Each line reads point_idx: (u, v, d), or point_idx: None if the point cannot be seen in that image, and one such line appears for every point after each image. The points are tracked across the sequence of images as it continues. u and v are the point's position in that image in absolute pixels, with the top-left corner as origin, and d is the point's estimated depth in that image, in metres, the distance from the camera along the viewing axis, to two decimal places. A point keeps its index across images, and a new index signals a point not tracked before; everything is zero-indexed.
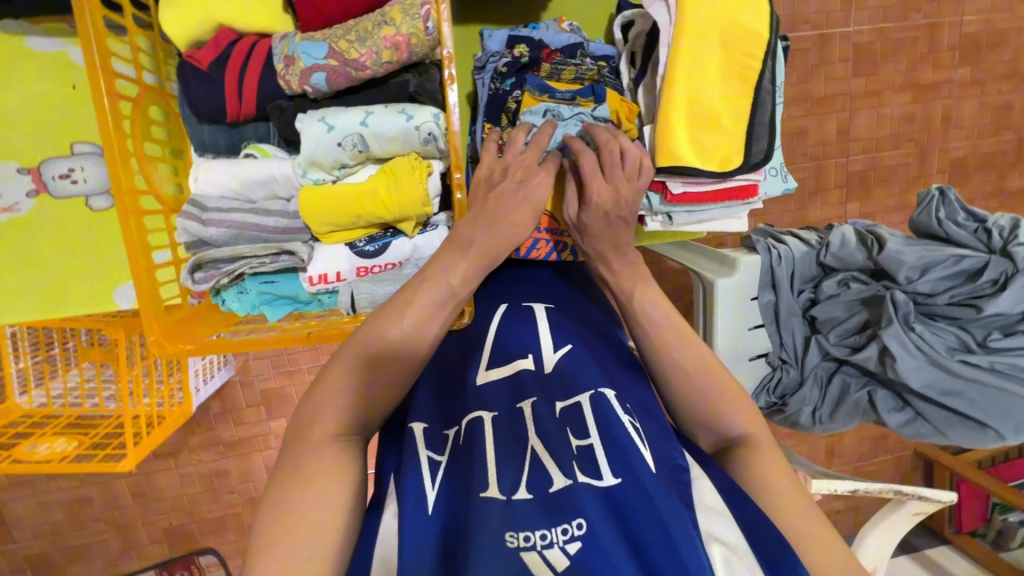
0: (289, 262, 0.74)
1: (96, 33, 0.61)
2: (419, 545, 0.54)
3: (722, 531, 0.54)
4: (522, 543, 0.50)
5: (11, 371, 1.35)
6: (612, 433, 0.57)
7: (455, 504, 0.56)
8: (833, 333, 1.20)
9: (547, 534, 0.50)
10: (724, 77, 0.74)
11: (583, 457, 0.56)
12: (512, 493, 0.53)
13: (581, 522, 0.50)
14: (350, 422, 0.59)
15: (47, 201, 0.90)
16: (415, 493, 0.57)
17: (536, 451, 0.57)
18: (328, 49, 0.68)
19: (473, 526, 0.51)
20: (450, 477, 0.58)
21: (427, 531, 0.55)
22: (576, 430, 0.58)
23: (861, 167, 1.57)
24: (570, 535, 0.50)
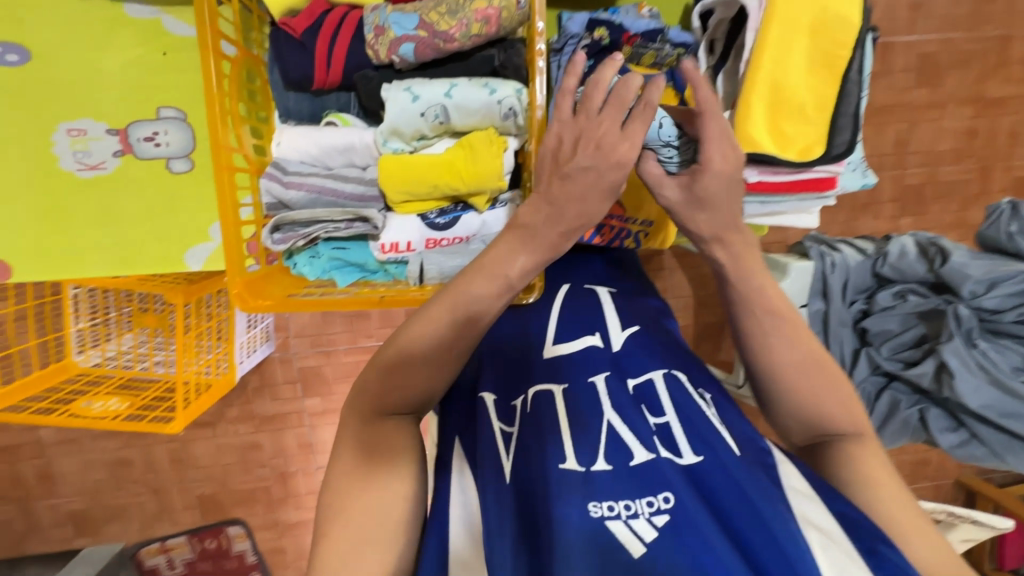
0: (363, 229, 0.75)
1: None
2: (500, 508, 0.54)
3: (813, 513, 0.52)
4: (606, 513, 0.50)
5: (72, 330, 1.45)
6: (686, 415, 0.60)
7: (535, 471, 0.55)
8: (886, 347, 1.16)
9: (631, 504, 0.51)
10: (810, 66, 0.73)
11: (662, 434, 0.58)
12: (591, 464, 0.55)
13: (668, 495, 0.51)
14: (432, 385, 0.60)
15: (132, 161, 0.94)
16: (493, 465, 0.57)
17: (612, 424, 0.58)
18: (419, 20, 0.69)
19: (555, 493, 0.52)
20: (523, 444, 0.58)
21: (506, 493, 0.55)
22: (652, 408, 0.61)
23: (920, 180, 1.52)
24: (657, 508, 0.50)
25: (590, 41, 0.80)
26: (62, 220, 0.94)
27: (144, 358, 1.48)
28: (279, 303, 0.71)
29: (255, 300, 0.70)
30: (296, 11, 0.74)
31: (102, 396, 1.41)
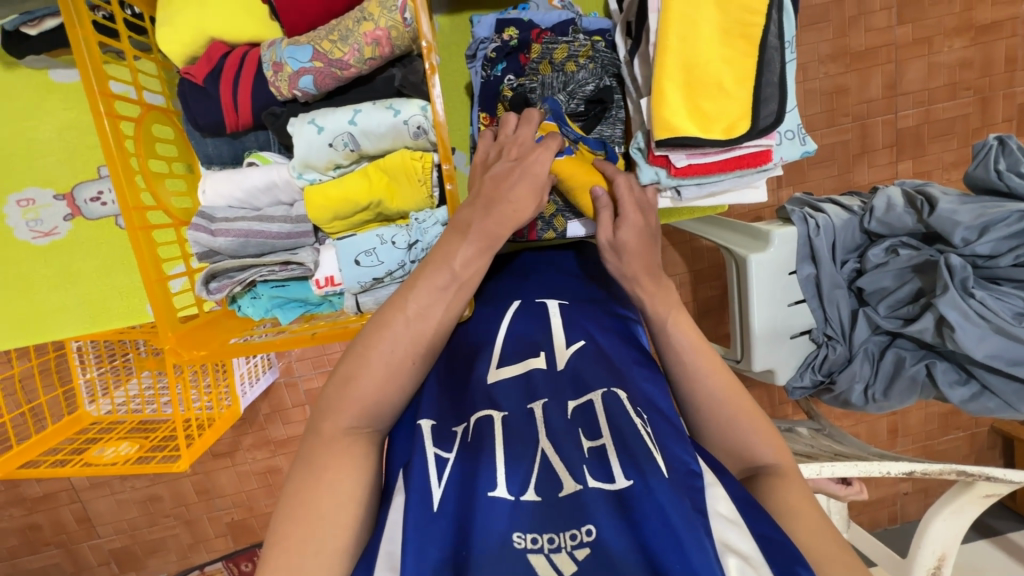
0: (299, 271, 0.76)
1: (93, 58, 0.63)
2: (422, 544, 0.51)
3: (734, 539, 0.50)
4: (529, 545, 0.48)
5: (80, 381, 1.48)
6: (624, 439, 0.55)
7: (463, 502, 0.53)
8: (883, 305, 1.12)
9: (554, 537, 0.49)
10: (724, 37, 0.70)
11: (594, 459, 0.54)
12: (520, 493, 0.52)
13: (589, 528, 0.48)
14: (366, 416, 0.60)
15: (82, 223, 0.96)
16: (420, 488, 0.55)
17: (546, 454, 0.55)
18: (313, 51, 0.69)
19: (477, 522, 0.50)
20: (459, 473, 0.56)
21: (434, 528, 0.52)
22: (589, 431, 0.57)
23: (912, 123, 1.44)
24: (578, 541, 0.48)
25: (499, 43, 0.79)
26: (23, 287, 0.97)
27: (150, 401, 1.52)
28: (213, 351, 0.72)
29: (190, 352, 0.71)
30: (198, 57, 0.74)
31: (114, 442, 1.43)
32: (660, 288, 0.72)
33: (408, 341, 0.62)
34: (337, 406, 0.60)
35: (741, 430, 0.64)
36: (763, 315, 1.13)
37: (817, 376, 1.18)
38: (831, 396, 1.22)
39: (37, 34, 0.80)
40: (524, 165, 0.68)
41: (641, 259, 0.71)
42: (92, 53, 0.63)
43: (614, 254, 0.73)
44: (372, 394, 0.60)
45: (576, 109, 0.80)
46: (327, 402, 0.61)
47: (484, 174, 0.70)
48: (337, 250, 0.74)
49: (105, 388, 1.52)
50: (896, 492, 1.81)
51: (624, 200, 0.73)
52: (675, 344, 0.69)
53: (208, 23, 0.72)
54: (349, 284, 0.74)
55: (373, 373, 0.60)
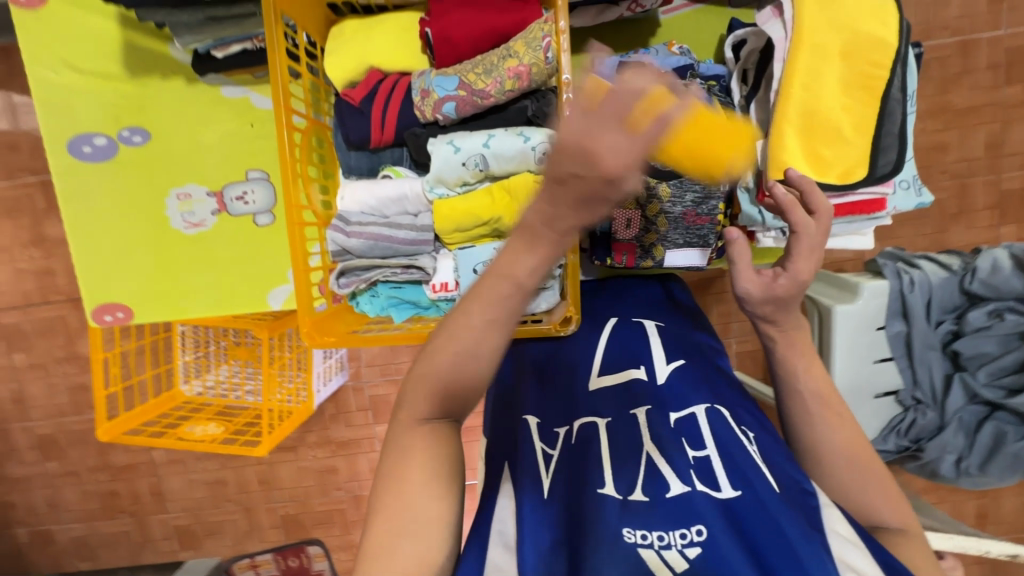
0: (418, 275, 0.85)
1: (284, 77, 0.75)
2: (539, 526, 0.54)
3: (856, 561, 0.49)
4: (639, 540, 0.49)
5: (181, 362, 1.61)
6: (732, 456, 0.56)
7: (573, 495, 0.55)
8: (983, 372, 1.08)
9: (664, 535, 0.49)
10: (845, 89, 0.72)
11: (701, 467, 0.55)
12: (627, 493, 0.53)
13: (700, 528, 0.49)
14: (449, 402, 0.51)
15: (225, 218, 1.10)
16: (532, 475, 0.59)
17: (651, 457, 0.57)
18: (459, 81, 0.77)
19: (590, 519, 0.51)
20: (564, 467, 0.59)
21: (547, 518, 0.55)
22: (692, 441, 0.58)
23: (1020, 185, 1.38)
24: (690, 540, 0.48)
25: None
26: (167, 270, 1.11)
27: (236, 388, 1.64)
28: (342, 339, 0.80)
29: (322, 338, 0.80)
30: (355, 82, 0.85)
31: (202, 421, 1.56)
32: (797, 330, 0.69)
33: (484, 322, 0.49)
34: (422, 394, 0.51)
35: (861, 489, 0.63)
36: (851, 367, 1.09)
37: (902, 442, 1.11)
38: (915, 464, 1.15)
39: (222, 56, 0.95)
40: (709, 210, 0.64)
41: (796, 308, 0.66)
42: (284, 73, 0.75)
43: (769, 300, 0.67)
44: (458, 377, 0.50)
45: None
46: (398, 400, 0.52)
47: None
48: (457, 259, 0.83)
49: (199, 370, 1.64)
50: None
51: (794, 247, 0.66)
52: (799, 388, 0.67)
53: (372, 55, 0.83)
54: (463, 291, 0.81)
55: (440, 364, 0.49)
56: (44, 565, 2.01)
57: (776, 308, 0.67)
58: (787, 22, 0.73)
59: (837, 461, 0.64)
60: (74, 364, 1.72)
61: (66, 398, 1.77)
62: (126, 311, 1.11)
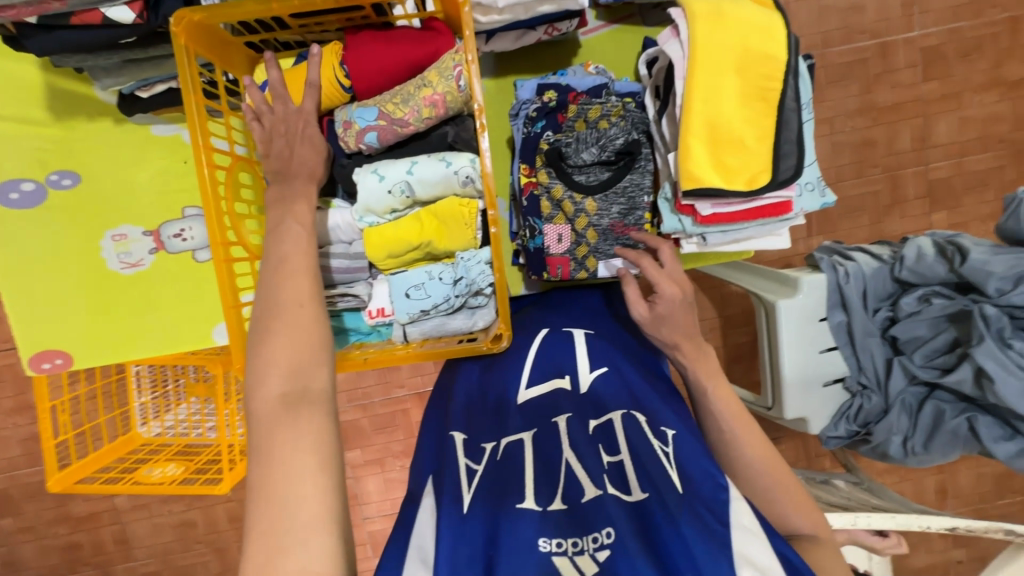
0: (353, 302, 0.85)
1: (200, 117, 0.76)
2: (456, 544, 0.55)
3: (756, 553, 0.52)
4: (554, 548, 0.53)
5: (136, 404, 1.56)
6: (642, 458, 0.60)
7: (490, 510, 0.57)
8: (918, 354, 1.12)
9: (577, 541, 0.53)
10: (744, 100, 0.77)
11: (613, 472, 0.59)
12: (547, 504, 0.57)
13: (609, 530, 0.53)
14: (292, 381, 0.58)
15: (163, 256, 1.09)
16: (452, 494, 0.60)
17: (570, 463, 0.59)
18: (378, 111, 0.79)
19: (505, 528, 0.55)
20: (488, 483, 0.60)
21: (469, 535, 0.56)
22: (608, 446, 0.61)
23: (948, 173, 1.47)
24: (600, 543, 0.52)
25: (540, 104, 0.88)
26: (107, 312, 1.09)
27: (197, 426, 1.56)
28: None
29: None
30: None
31: (161, 463, 1.50)
32: (703, 353, 0.78)
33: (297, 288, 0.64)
34: (264, 379, 0.58)
35: (776, 498, 0.68)
36: (795, 359, 1.14)
37: (852, 427, 1.17)
38: (868, 448, 1.21)
39: (148, 96, 0.95)
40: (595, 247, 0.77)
41: (680, 327, 0.78)
42: (201, 113, 0.76)
43: (659, 322, 0.79)
44: (290, 356, 0.60)
45: (606, 160, 0.86)
46: (251, 377, 0.59)
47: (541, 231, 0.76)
48: (391, 285, 0.83)
49: (157, 411, 1.58)
50: (948, 559, 1.70)
51: (657, 275, 0.80)
52: (713, 409, 0.74)
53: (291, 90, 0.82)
54: (399, 316, 0.82)
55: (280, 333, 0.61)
56: None
57: (664, 326, 0.78)
58: (683, 42, 0.79)
59: (755, 472, 0.70)
60: (24, 415, 1.66)
61: (20, 450, 1.70)
62: (66, 357, 1.09)
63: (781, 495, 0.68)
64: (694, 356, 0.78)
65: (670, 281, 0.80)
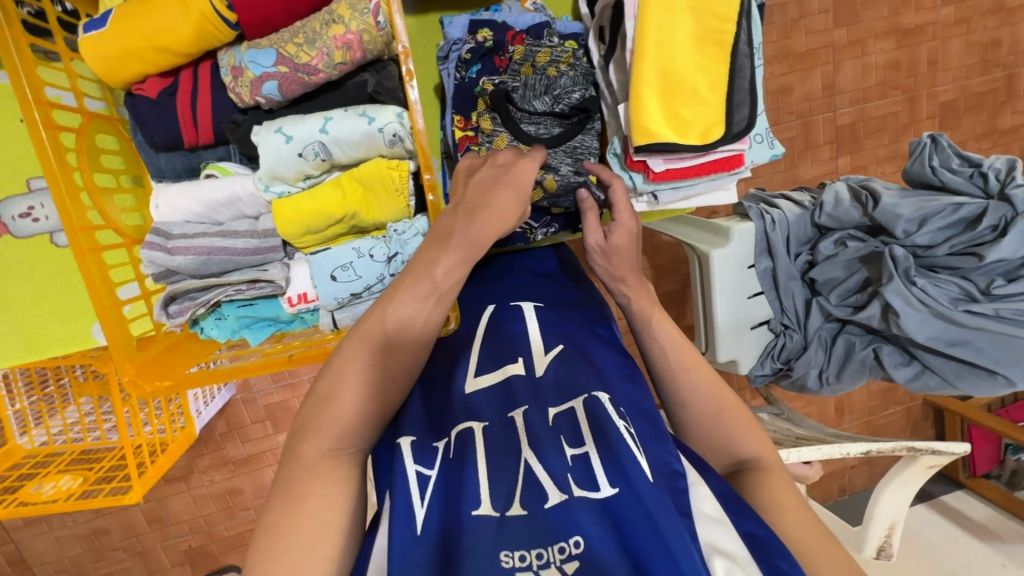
0: (268, 289, 0.72)
1: (25, 64, 0.57)
2: (407, 567, 0.48)
3: (720, 540, 0.51)
4: (518, 563, 0.47)
5: (8, 413, 1.23)
6: (609, 443, 0.54)
7: (448, 520, 0.51)
8: (834, 294, 1.15)
9: (542, 552, 0.47)
10: (697, 45, 0.71)
11: (578, 469, 0.52)
12: (505, 509, 0.50)
13: (577, 539, 0.47)
14: (348, 434, 0.56)
15: (9, 242, 0.87)
16: (403, 513, 0.51)
17: (530, 465, 0.53)
18: (277, 55, 0.64)
19: (466, 547, 0.48)
20: (443, 490, 0.53)
21: (419, 552, 0.49)
22: (571, 438, 0.55)
23: (851, 119, 1.51)
24: (567, 554, 0.47)
25: (473, 44, 0.77)
26: None
27: (93, 428, 1.30)
28: (178, 381, 0.67)
29: (151, 384, 0.66)
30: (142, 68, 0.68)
31: (53, 475, 1.24)
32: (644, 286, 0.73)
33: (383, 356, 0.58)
34: (318, 428, 0.55)
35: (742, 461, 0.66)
36: (727, 305, 1.14)
37: (776, 364, 1.22)
38: (789, 382, 1.25)
39: None
40: (508, 174, 0.66)
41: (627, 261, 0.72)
42: (24, 57, 0.57)
43: (607, 255, 0.74)
44: (351, 416, 0.55)
45: (560, 114, 0.78)
46: (302, 426, 0.55)
47: (466, 180, 0.67)
48: (311, 265, 0.71)
49: (40, 418, 1.28)
50: (845, 466, 1.90)
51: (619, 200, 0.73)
52: (658, 339, 0.70)
53: (148, 32, 0.63)
54: (325, 301, 0.71)
55: (353, 395, 0.56)
56: None
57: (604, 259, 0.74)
58: None
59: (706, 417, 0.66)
60: None
61: None
62: None
63: (732, 419, 0.66)
64: (638, 295, 0.72)
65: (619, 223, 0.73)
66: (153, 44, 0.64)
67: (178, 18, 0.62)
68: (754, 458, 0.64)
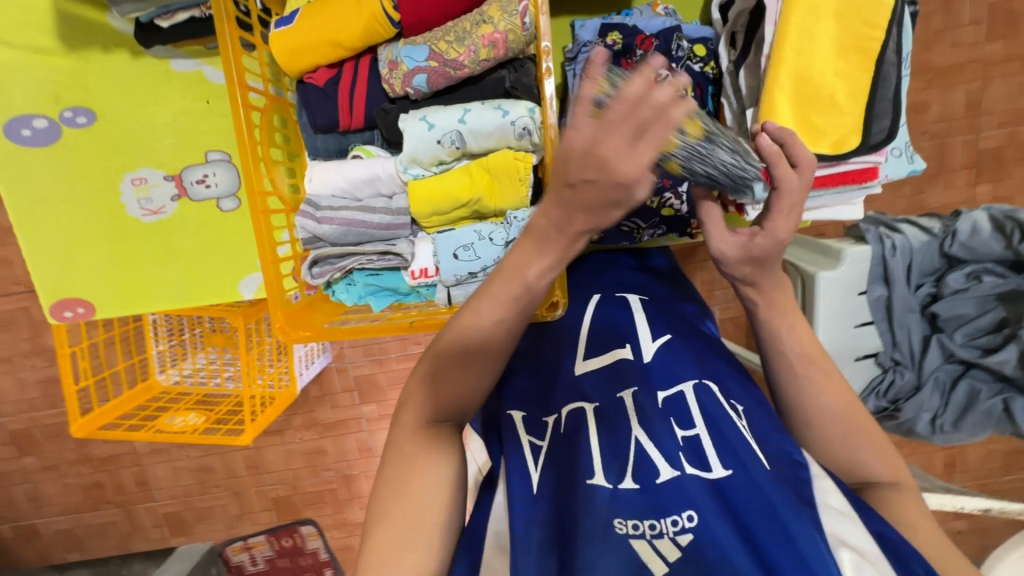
0: (396, 262, 0.80)
1: (235, 51, 0.68)
2: (528, 525, 0.52)
3: (848, 534, 0.49)
4: (631, 531, 0.49)
5: (153, 352, 1.47)
6: (720, 429, 0.56)
7: (563, 488, 0.54)
8: (960, 333, 1.05)
9: (655, 523, 0.49)
10: (839, 52, 0.69)
11: (689, 448, 0.55)
12: (618, 481, 0.53)
13: (691, 513, 0.49)
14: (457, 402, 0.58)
15: (186, 204, 1.03)
16: (520, 472, 0.56)
17: (641, 442, 0.56)
18: (429, 51, 0.71)
19: (581, 508, 0.51)
20: (554, 459, 0.57)
21: (535, 509, 0.53)
22: (681, 420, 0.58)
23: (997, 143, 1.35)
24: (681, 527, 0.48)
25: (602, 47, 0.79)
26: (131, 263, 1.04)
27: (215, 374, 1.49)
28: (317, 333, 0.76)
29: (297, 332, 0.76)
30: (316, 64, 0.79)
31: (182, 412, 1.41)
32: (782, 288, 0.65)
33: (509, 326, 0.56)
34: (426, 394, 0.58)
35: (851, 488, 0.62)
36: (829, 330, 1.07)
37: (881, 403, 1.10)
38: (893, 425, 1.13)
39: (168, 26, 0.87)
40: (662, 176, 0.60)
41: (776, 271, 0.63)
42: (235, 46, 0.68)
43: (752, 262, 0.63)
44: (459, 387, 0.58)
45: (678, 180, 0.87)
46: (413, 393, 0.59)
47: None
48: (436, 243, 0.77)
49: (176, 358, 1.50)
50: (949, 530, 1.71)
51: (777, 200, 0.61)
52: (785, 348, 0.64)
53: (325, 28, 0.72)
54: (444, 277, 0.76)
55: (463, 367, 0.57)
56: (32, 560, 1.89)
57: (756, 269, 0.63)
58: None
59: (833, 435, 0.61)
60: (41, 358, 1.60)
61: (40, 393, 1.65)
62: (88, 306, 1.05)
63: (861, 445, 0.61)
64: (774, 293, 0.64)
65: (785, 214, 0.61)
66: (328, 40, 0.73)
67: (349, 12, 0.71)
68: (877, 473, 0.60)
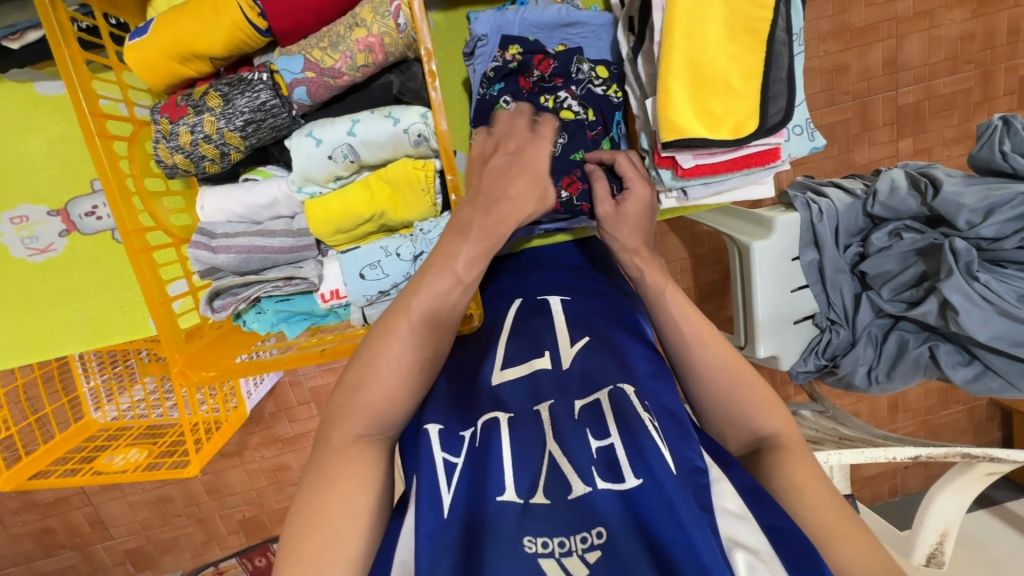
0: (302, 285, 0.74)
1: (80, 77, 0.62)
2: (435, 550, 0.50)
3: (745, 536, 0.51)
4: (540, 549, 0.48)
5: (84, 389, 1.35)
6: (632, 434, 0.55)
7: (473, 512, 0.52)
8: (886, 289, 1.08)
9: (564, 541, 0.48)
10: (729, 33, 0.68)
11: (602, 460, 0.53)
12: (529, 497, 0.52)
13: (600, 530, 0.48)
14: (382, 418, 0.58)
15: (78, 238, 0.95)
16: (430, 493, 0.54)
17: (554, 456, 0.54)
18: (304, 61, 0.66)
19: (490, 533, 0.49)
20: (467, 477, 0.55)
21: (443, 534, 0.51)
22: (595, 429, 0.56)
23: (915, 98, 1.38)
24: (589, 543, 0.48)
25: (500, 62, 0.78)
26: (29, 305, 0.96)
27: (156, 406, 1.38)
28: (222, 372, 0.72)
29: (198, 373, 0.72)
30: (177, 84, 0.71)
31: (123, 448, 1.31)
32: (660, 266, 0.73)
33: (413, 346, 0.60)
34: (347, 416, 0.57)
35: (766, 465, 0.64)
36: (769, 299, 1.08)
37: (820, 361, 1.13)
38: (834, 379, 1.17)
39: (20, 47, 0.78)
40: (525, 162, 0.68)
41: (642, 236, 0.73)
42: (80, 71, 0.62)
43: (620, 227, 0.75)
44: (379, 403, 0.58)
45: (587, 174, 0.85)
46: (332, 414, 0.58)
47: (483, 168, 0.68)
48: (341, 263, 0.73)
49: (110, 395, 1.38)
50: (898, 467, 1.80)
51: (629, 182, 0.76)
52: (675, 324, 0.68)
53: (181, 34, 0.66)
54: (355, 298, 0.73)
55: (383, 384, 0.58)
56: None
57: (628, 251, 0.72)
58: None
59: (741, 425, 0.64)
60: None
61: None
62: None
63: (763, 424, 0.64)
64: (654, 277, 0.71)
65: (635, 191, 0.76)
66: (187, 49, 0.67)
67: (206, 19, 0.65)
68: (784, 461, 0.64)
